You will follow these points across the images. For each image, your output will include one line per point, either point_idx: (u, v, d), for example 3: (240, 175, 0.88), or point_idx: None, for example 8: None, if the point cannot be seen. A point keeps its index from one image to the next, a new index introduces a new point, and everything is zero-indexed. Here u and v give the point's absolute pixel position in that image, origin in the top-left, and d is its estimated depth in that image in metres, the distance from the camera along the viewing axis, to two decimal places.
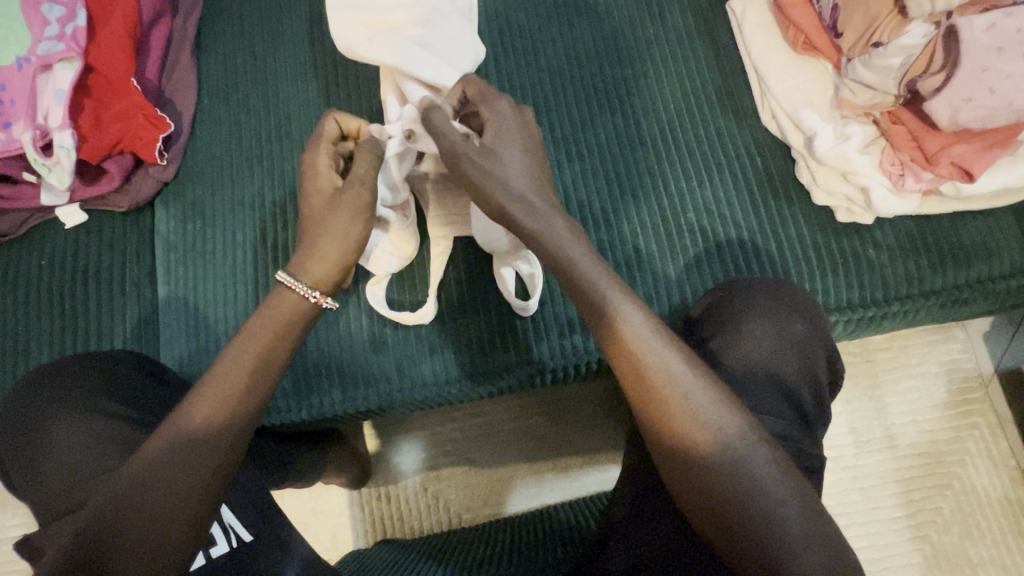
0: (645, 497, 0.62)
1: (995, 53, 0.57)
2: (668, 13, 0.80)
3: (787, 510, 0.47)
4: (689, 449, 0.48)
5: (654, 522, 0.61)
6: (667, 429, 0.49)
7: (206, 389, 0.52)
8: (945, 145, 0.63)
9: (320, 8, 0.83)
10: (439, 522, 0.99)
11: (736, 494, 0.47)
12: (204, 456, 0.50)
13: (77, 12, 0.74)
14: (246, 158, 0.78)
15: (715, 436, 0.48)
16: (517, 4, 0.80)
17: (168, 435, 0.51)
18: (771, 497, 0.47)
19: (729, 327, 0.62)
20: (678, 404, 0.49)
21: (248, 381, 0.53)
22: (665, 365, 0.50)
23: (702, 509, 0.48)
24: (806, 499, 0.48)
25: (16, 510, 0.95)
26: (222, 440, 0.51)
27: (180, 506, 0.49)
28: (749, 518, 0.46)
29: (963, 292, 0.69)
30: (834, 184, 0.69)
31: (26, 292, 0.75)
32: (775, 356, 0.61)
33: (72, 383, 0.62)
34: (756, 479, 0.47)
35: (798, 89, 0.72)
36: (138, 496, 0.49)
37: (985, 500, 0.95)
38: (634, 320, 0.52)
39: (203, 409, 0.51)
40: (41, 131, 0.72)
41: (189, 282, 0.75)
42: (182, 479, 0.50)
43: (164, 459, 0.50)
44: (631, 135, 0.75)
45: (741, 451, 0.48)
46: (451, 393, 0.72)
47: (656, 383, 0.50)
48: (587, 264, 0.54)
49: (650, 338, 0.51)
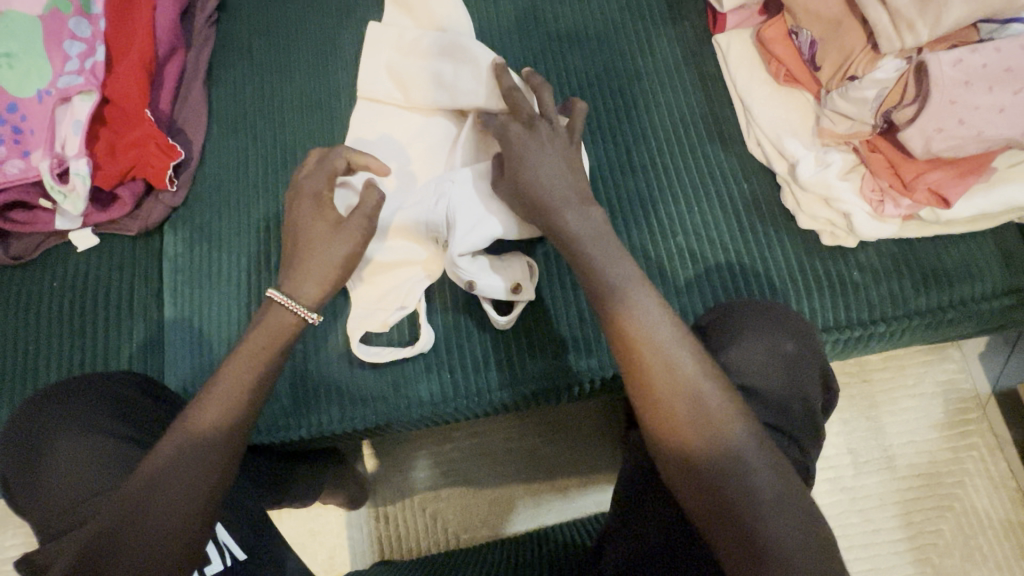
0: (642, 505, 0.62)
1: (963, 86, 0.60)
2: (657, 47, 0.84)
3: (776, 510, 0.46)
4: (671, 416, 0.50)
5: (648, 530, 0.61)
6: (667, 420, 0.50)
7: (210, 398, 0.55)
8: (921, 172, 0.65)
9: (326, 44, 0.87)
10: (436, 542, 0.99)
11: (716, 466, 0.48)
12: (201, 462, 0.52)
13: (97, 48, 0.79)
14: (253, 185, 0.82)
15: (697, 405, 0.49)
16: (514, 40, 0.84)
17: (173, 443, 0.53)
18: (753, 478, 0.47)
19: (738, 337, 0.63)
20: (670, 372, 0.51)
21: (252, 389, 0.56)
22: (656, 334, 0.52)
23: (682, 483, 0.49)
24: (798, 502, 0.46)
25: (17, 531, 0.96)
26: (220, 453, 0.53)
27: (183, 511, 0.51)
28: (731, 496, 0.47)
29: (948, 313, 0.71)
30: (817, 209, 0.72)
31: (37, 313, 0.78)
32: (782, 373, 0.61)
33: (73, 403, 0.64)
34: (741, 462, 0.48)
35: (781, 118, 0.75)
36: (141, 505, 0.50)
37: (986, 522, 0.95)
38: (632, 291, 0.55)
39: (206, 417, 0.54)
40: (57, 159, 0.76)
41: (194, 304, 0.77)
42: (181, 486, 0.51)
43: (167, 467, 0.51)
44: (623, 163, 0.78)
45: (722, 423, 0.49)
46: (449, 412, 0.73)
47: (648, 349, 0.52)
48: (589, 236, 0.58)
49: (652, 319, 0.53)
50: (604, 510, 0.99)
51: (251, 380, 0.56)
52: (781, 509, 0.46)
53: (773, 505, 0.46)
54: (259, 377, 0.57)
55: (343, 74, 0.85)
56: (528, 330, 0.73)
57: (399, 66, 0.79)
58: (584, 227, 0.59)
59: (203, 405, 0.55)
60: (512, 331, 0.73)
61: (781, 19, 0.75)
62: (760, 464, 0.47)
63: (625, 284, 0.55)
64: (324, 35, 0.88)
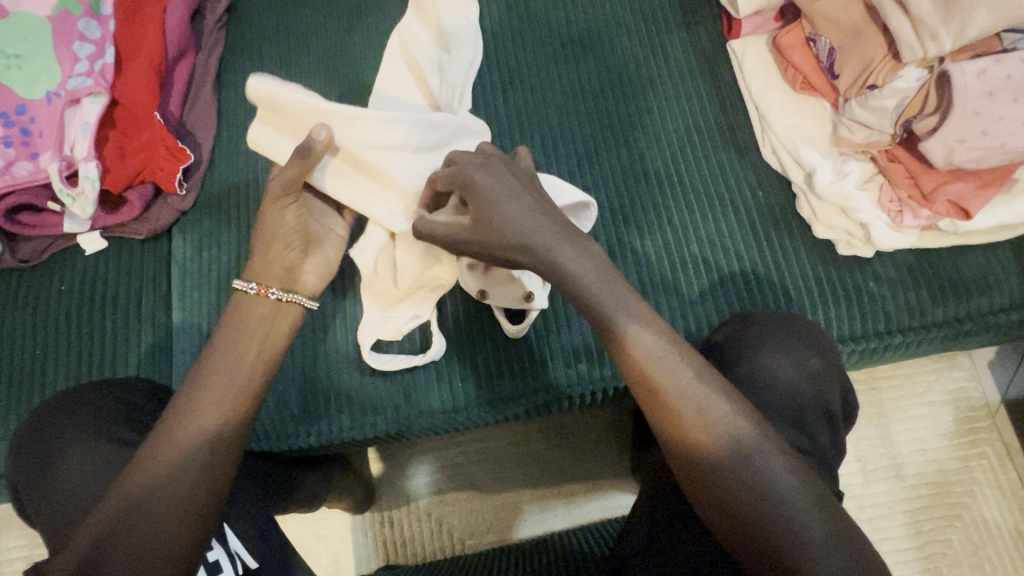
0: (670, 523, 0.63)
1: (987, 97, 0.59)
2: (670, 53, 0.83)
3: (828, 545, 0.46)
4: (699, 454, 0.49)
5: (673, 547, 0.61)
6: (676, 442, 0.50)
7: (188, 409, 0.53)
8: (942, 183, 0.65)
9: (337, 47, 0.87)
10: (441, 548, 0.99)
11: (751, 499, 0.48)
12: (186, 471, 0.51)
13: (106, 50, 0.78)
14: (262, 189, 0.81)
15: (723, 439, 0.49)
16: (524, 44, 0.84)
17: (156, 456, 0.51)
18: (791, 506, 0.47)
19: (753, 349, 0.63)
20: (692, 411, 0.50)
21: (234, 394, 0.54)
22: (671, 371, 0.51)
23: (722, 521, 0.49)
24: (830, 520, 0.47)
25: (21, 533, 0.95)
26: (203, 460, 0.51)
27: (175, 521, 0.50)
28: (770, 527, 0.47)
29: (964, 324, 0.70)
30: (834, 219, 0.71)
31: (44, 315, 0.77)
32: (797, 383, 0.62)
33: (76, 407, 0.64)
34: (777, 493, 0.48)
35: (798, 126, 0.74)
36: (130, 516, 0.49)
37: (996, 532, 0.94)
38: (639, 325, 0.52)
39: (186, 428, 0.52)
40: (66, 162, 0.75)
41: (203, 309, 0.77)
42: (169, 495, 0.50)
43: (151, 479, 0.50)
44: (635, 169, 0.77)
45: (753, 454, 0.48)
46: (460, 421, 0.73)
47: (665, 390, 0.50)
48: (586, 272, 0.53)
49: (661, 356, 0.51)
50: (610, 518, 0.98)
51: (237, 387, 0.54)
52: (802, 508, 0.47)
53: (793, 504, 0.47)
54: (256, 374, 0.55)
55: (353, 79, 0.84)
56: (540, 337, 0.72)
57: (408, 44, 0.72)
58: (581, 266, 0.53)
59: (191, 413, 0.52)
60: (524, 339, 0.72)
61: (798, 26, 0.74)
62: (774, 467, 0.48)
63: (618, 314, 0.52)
64: (334, 38, 0.87)
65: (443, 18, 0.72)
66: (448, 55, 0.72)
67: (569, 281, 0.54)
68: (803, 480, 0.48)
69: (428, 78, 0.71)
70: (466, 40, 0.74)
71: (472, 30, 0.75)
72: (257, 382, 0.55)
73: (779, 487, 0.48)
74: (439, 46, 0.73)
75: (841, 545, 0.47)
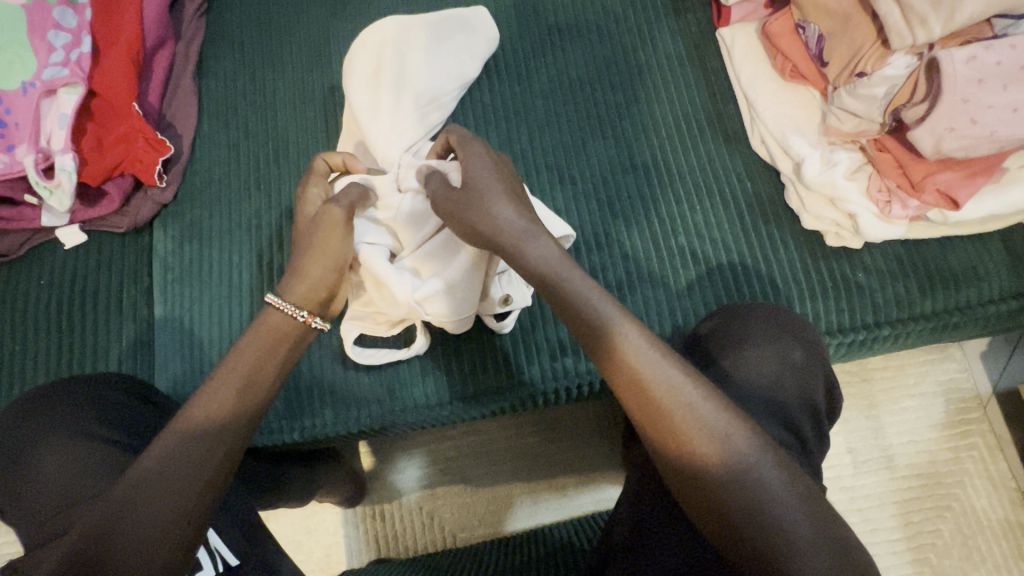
0: (656, 514, 0.62)
1: (976, 85, 0.58)
2: (659, 40, 0.81)
3: (820, 548, 0.46)
4: (694, 456, 0.48)
5: (663, 542, 0.61)
6: (669, 447, 0.50)
7: (201, 397, 0.54)
8: (930, 173, 0.63)
9: (319, 37, 0.85)
10: (433, 541, 0.99)
11: (745, 500, 0.47)
12: (204, 451, 0.52)
13: (83, 39, 0.76)
14: (243, 182, 0.80)
15: (721, 444, 0.48)
16: (512, 31, 0.82)
17: (171, 441, 0.51)
18: (780, 504, 0.47)
19: (739, 345, 0.63)
20: (679, 410, 0.49)
21: (252, 385, 0.55)
22: (660, 371, 0.51)
23: (713, 522, 0.48)
24: (824, 514, 0.47)
25: (8, 531, 0.94)
26: (218, 441, 0.52)
27: (176, 503, 0.50)
28: (762, 527, 0.46)
29: (954, 316, 0.69)
30: (822, 210, 0.70)
31: (23, 310, 0.76)
32: (782, 380, 0.62)
33: (81, 397, 0.63)
34: (768, 491, 0.47)
35: (786, 115, 0.73)
36: (141, 496, 0.49)
37: (985, 524, 0.94)
38: (624, 326, 0.53)
39: (200, 414, 0.53)
40: (43, 154, 0.74)
41: (185, 303, 0.76)
42: (185, 475, 0.50)
43: (166, 462, 0.50)
44: (623, 160, 0.76)
45: (747, 456, 0.48)
46: (444, 416, 0.72)
47: (655, 390, 0.50)
48: (565, 271, 0.55)
49: (649, 355, 0.52)
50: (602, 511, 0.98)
51: (249, 379, 0.55)
52: (789, 504, 0.47)
53: (780, 506, 0.47)
54: (255, 367, 0.56)
55: (335, 67, 0.83)
56: (527, 330, 0.72)
57: (399, 54, 0.75)
58: (545, 260, 0.56)
59: (199, 403, 0.53)
60: (510, 332, 0.72)
61: (787, 13, 0.73)
62: (765, 469, 0.48)
63: (606, 312, 0.53)
64: (317, 26, 0.86)
65: (437, 69, 0.76)
66: (423, 100, 0.75)
67: (538, 267, 0.56)
68: (791, 475, 0.48)
69: (383, 101, 0.73)
70: (446, 101, 0.76)
71: (455, 97, 0.77)
72: (272, 370, 0.57)
73: (769, 485, 0.47)
74: (421, 83, 0.74)
75: (830, 540, 0.46)
